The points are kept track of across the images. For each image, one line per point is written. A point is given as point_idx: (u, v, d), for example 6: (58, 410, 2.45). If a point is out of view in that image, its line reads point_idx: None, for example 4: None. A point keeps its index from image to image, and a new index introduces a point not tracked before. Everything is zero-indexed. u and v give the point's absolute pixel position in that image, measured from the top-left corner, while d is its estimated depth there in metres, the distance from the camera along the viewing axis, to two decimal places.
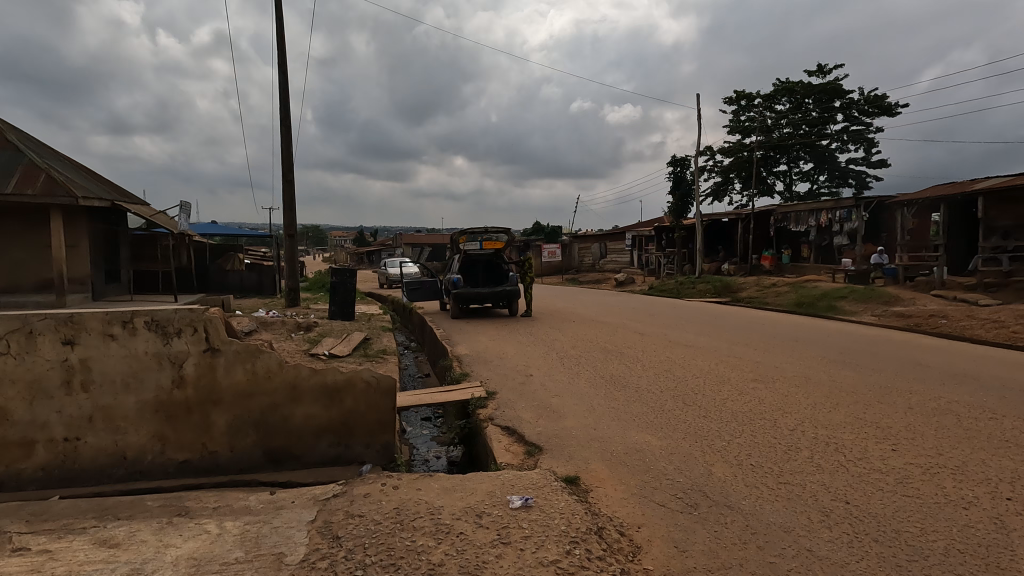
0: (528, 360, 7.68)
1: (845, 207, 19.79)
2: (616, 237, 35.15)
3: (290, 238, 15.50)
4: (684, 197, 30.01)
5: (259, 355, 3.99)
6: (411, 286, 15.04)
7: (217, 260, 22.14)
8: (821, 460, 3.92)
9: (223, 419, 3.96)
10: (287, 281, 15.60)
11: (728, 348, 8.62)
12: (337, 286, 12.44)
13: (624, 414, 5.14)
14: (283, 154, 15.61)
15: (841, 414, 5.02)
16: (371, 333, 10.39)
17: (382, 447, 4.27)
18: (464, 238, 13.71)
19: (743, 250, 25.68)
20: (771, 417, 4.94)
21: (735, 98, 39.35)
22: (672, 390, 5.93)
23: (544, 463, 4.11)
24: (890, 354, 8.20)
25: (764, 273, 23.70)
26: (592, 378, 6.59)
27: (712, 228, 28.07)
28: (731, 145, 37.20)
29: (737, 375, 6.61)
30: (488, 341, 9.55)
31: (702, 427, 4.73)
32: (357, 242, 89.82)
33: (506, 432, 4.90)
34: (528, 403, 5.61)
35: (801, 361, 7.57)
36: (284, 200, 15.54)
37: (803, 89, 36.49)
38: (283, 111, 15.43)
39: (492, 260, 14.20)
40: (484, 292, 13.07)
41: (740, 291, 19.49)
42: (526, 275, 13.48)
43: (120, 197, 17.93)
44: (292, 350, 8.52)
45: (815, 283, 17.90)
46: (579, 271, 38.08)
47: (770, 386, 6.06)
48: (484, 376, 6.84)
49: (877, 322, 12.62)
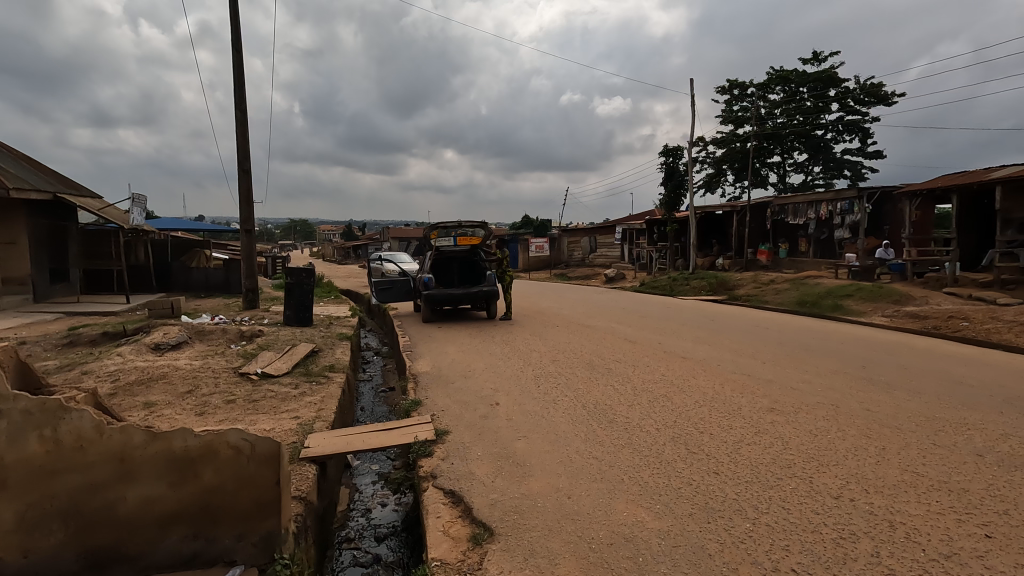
0: (498, 382, 6.39)
1: (846, 198, 18.69)
2: (606, 230, 33.94)
3: (246, 234, 14.07)
4: (676, 188, 28.79)
5: (65, 416, 2.69)
6: (380, 287, 13.67)
7: (181, 258, 20.32)
8: (895, 564, 2.69)
9: (13, 510, 2.68)
10: (245, 281, 14.21)
11: (733, 362, 7.38)
12: (293, 287, 11.12)
13: (609, 469, 3.88)
14: (238, 142, 14.16)
15: (896, 472, 3.79)
16: (323, 343, 9.06)
17: (261, 539, 2.96)
18: (436, 233, 12.39)
19: (739, 244, 24.54)
20: (805, 476, 3.70)
21: (727, 88, 38.38)
22: (672, 429, 4.68)
23: (491, 563, 2.86)
24: (922, 368, 7.00)
25: (760, 268, 22.60)
26: (572, 408, 5.32)
27: (705, 221, 26.88)
28: (724, 135, 36.08)
29: (749, 404, 5.36)
30: (455, 353, 8.25)
31: (714, 493, 3.49)
32: (345, 236, 87.99)
33: (450, 499, 3.64)
34: (485, 449, 4.35)
35: (822, 381, 6.33)
36: (240, 192, 14.11)
37: (798, 78, 35.49)
38: (238, 94, 13.97)
39: (468, 258, 12.92)
40: (458, 293, 11.75)
41: (737, 288, 18.34)
42: (504, 273, 12.19)
43: (66, 190, 16.60)
44: (218, 368, 7.16)
45: (817, 280, 16.77)
46: (568, 265, 36.70)
47: (794, 421, 4.82)
48: (439, 406, 5.54)
49: (889, 324, 11.49)
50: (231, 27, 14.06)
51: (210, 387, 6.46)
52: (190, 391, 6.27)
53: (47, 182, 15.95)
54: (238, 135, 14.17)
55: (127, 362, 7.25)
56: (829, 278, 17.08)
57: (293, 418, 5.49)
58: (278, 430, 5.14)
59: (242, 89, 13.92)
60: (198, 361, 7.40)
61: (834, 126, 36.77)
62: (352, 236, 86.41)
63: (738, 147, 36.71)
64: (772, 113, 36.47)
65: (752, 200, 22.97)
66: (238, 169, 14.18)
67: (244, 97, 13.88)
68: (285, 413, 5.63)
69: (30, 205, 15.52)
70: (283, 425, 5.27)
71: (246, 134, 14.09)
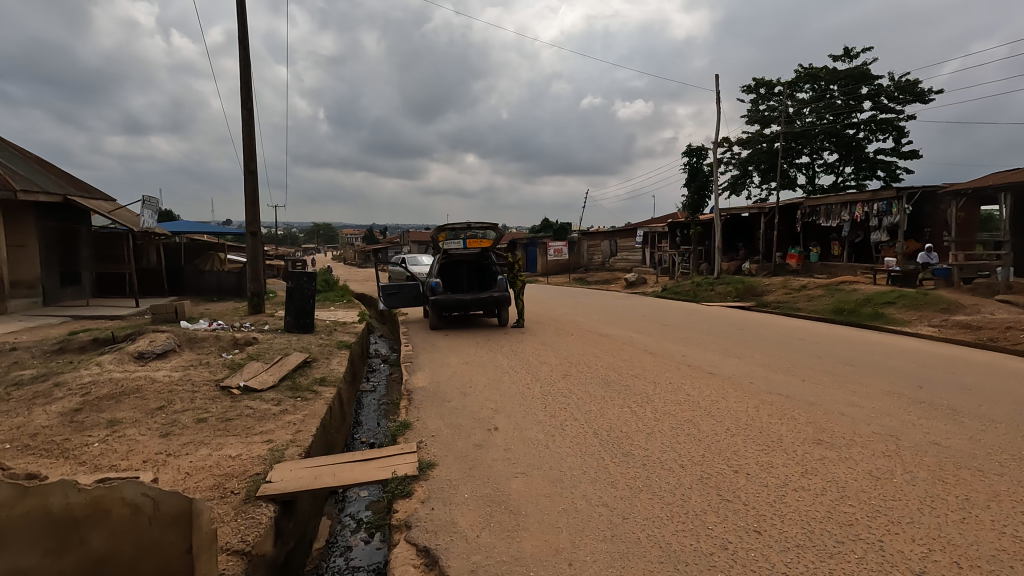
0: (500, 401, 5.68)
1: (883, 199, 17.57)
2: (627, 233, 32.99)
3: (251, 236, 13.61)
4: (700, 189, 27.74)
5: None
6: (387, 291, 13.10)
7: (194, 261, 20.08)
8: None
9: None
10: (251, 285, 13.74)
11: (766, 380, 6.54)
12: (294, 292, 10.56)
13: (621, 524, 3.14)
14: (244, 142, 13.72)
15: (992, 535, 2.97)
16: (318, 353, 8.45)
17: None
18: (445, 236, 11.74)
19: (766, 248, 23.44)
20: (874, 542, 2.91)
21: (753, 87, 37.26)
22: (699, 467, 3.91)
23: None
24: (989, 389, 6.07)
25: (789, 273, 21.51)
26: (580, 436, 4.59)
27: (731, 224, 25.81)
28: (749, 135, 34.90)
29: (792, 435, 4.55)
30: (458, 366, 7.54)
31: (758, 564, 2.72)
32: (366, 239, 88.31)
33: (423, 561, 2.93)
34: (474, 490, 3.65)
35: (873, 404, 5.47)
36: (246, 193, 13.67)
37: (828, 76, 34.25)
38: (244, 92, 13.55)
39: (478, 261, 12.27)
40: (467, 299, 11.08)
41: (765, 294, 17.31)
42: (516, 277, 11.50)
43: (78, 193, 16.44)
44: (199, 381, 6.57)
45: (853, 286, 15.69)
46: (587, 269, 35.81)
47: (848, 460, 4.00)
48: (429, 431, 4.85)
49: (938, 335, 10.46)
50: (239, 24, 13.66)
51: (185, 402, 5.86)
52: (162, 407, 5.68)
53: (57, 184, 15.77)
54: (244, 134, 13.74)
55: (104, 373, 6.71)
56: (866, 284, 15.98)
57: (265, 442, 4.83)
58: (245, 456, 4.51)
59: (249, 87, 13.49)
60: (178, 373, 6.84)
61: (867, 125, 35.31)
62: (373, 239, 86.73)
63: (765, 147, 35.51)
64: (800, 112, 35.20)
65: (781, 202, 21.89)
66: (244, 169, 13.74)
67: (250, 95, 13.43)
68: (258, 435, 4.99)
69: (41, 207, 15.38)
70: (252, 451, 4.63)
71: (253, 133, 13.66)
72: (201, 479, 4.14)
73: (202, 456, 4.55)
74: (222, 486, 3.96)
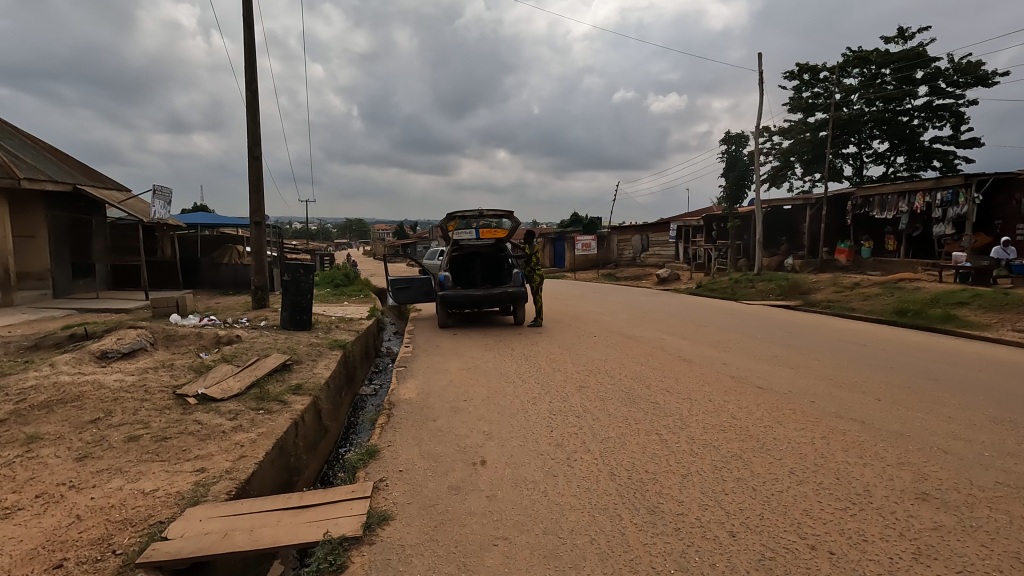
0: (495, 423, 4.56)
1: (948, 187, 15.75)
2: (659, 227, 31.41)
3: (255, 226, 12.78)
4: (740, 180, 25.94)
5: None
6: (396, 285, 12.13)
7: (210, 254, 19.59)
8: None
9: None
10: (254, 278, 12.94)
11: (831, 399, 5.25)
12: (289, 285, 9.70)
13: None
14: (248, 126, 12.93)
15: None
16: (303, 354, 7.48)
17: None
18: (455, 225, 10.71)
19: (812, 243, 21.66)
20: None
21: (796, 73, 35.18)
22: (759, 539, 2.72)
23: None
24: None
25: (838, 270, 19.74)
26: (592, 479, 3.45)
27: (773, 217, 24.03)
28: (792, 123, 32.86)
29: (886, 488, 3.30)
30: (457, 373, 6.45)
31: None
32: (396, 235, 88.26)
33: None
34: (433, 569, 2.54)
35: (984, 439, 4.15)
36: (249, 180, 12.89)
37: (879, 59, 31.95)
38: (248, 72, 12.71)
39: (492, 254, 11.20)
40: (478, 295, 9.98)
41: (813, 292, 15.69)
42: (533, 271, 10.37)
43: (89, 182, 16.05)
44: (154, 387, 5.65)
45: (916, 284, 14.00)
46: (617, 265, 34.36)
47: (984, 535, 2.75)
48: (398, 463, 3.77)
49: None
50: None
51: (125, 414, 4.94)
52: (95, 421, 4.78)
53: (66, 173, 15.34)
54: (248, 117, 12.93)
55: (51, 376, 5.87)
56: (930, 282, 14.27)
57: (194, 473, 3.84)
58: (158, 494, 3.52)
59: (252, 68, 12.67)
60: (132, 377, 5.94)
61: (921, 110, 32.83)
62: (403, 234, 86.70)
63: (809, 136, 33.40)
64: (848, 98, 32.95)
65: (830, 192, 20.10)
66: (248, 155, 12.96)
67: (252, 76, 12.60)
68: (190, 463, 4.00)
69: (50, 197, 15.01)
70: (172, 486, 3.64)
71: (257, 117, 12.85)
72: (90, 527, 3.17)
73: (108, 492, 3.58)
74: (106, 542, 2.97)
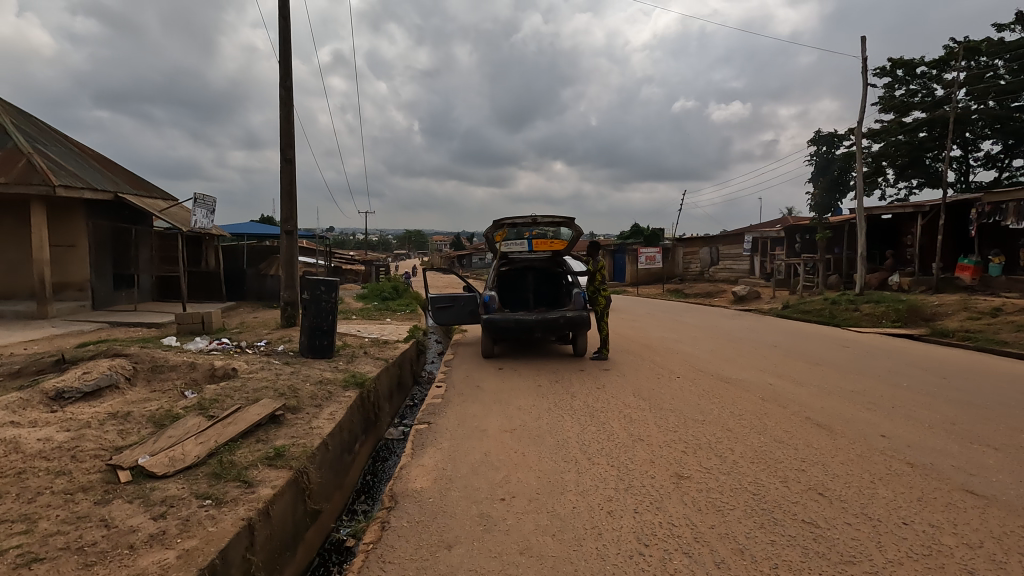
0: (549, 568, 2.68)
1: None
2: (732, 239, 28.61)
3: (287, 236, 11.53)
4: (831, 186, 22.91)
5: None
6: (436, 304, 10.51)
7: (255, 264, 18.83)
8: None
9: None
10: (285, 293, 11.68)
11: None
12: (308, 305, 8.22)
13: None
14: (281, 127, 11.75)
15: None
16: (304, 398, 5.89)
17: None
18: (503, 235, 8.98)
19: (923, 257, 18.50)
20: None
21: (887, 68, 31.51)
22: None
23: None
24: None
25: (958, 290, 16.61)
26: None
27: (871, 228, 20.90)
28: (884, 125, 29.28)
29: None
30: (495, 438, 4.63)
31: None
32: (453, 245, 87.56)
33: None
34: None
35: None
36: (281, 186, 11.70)
37: (990, 48, 27.85)
38: (283, 66, 11.53)
39: (548, 269, 9.39)
40: (530, 320, 8.17)
41: (939, 318, 12.88)
42: (597, 291, 8.41)
43: (132, 190, 15.54)
44: (87, 452, 4.15)
45: None
46: (683, 280, 31.76)
47: None
48: None
49: None
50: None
51: (14, 501, 3.44)
52: None
53: (108, 181, 14.87)
54: (281, 116, 11.74)
55: None
56: None
57: None
58: None
59: (286, 61, 11.46)
60: (69, 433, 4.47)
61: None
62: (459, 244, 85.99)
63: (905, 138, 29.53)
64: (952, 94, 28.95)
65: (947, 198, 16.97)
66: (280, 158, 11.78)
67: (287, 72, 11.42)
68: None
69: (92, 205, 14.51)
70: None
71: (291, 117, 11.64)
72: None
73: None
74: None
